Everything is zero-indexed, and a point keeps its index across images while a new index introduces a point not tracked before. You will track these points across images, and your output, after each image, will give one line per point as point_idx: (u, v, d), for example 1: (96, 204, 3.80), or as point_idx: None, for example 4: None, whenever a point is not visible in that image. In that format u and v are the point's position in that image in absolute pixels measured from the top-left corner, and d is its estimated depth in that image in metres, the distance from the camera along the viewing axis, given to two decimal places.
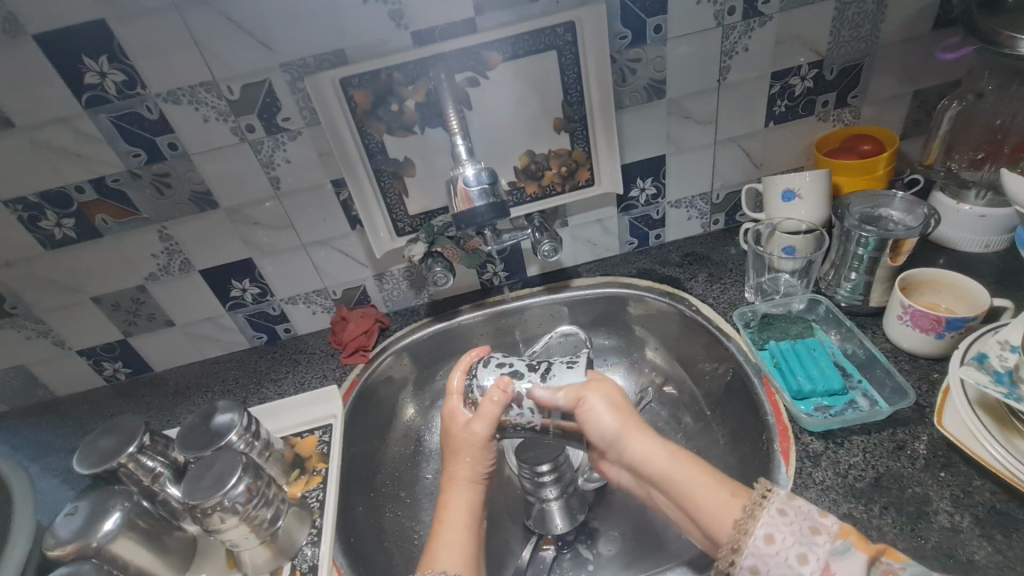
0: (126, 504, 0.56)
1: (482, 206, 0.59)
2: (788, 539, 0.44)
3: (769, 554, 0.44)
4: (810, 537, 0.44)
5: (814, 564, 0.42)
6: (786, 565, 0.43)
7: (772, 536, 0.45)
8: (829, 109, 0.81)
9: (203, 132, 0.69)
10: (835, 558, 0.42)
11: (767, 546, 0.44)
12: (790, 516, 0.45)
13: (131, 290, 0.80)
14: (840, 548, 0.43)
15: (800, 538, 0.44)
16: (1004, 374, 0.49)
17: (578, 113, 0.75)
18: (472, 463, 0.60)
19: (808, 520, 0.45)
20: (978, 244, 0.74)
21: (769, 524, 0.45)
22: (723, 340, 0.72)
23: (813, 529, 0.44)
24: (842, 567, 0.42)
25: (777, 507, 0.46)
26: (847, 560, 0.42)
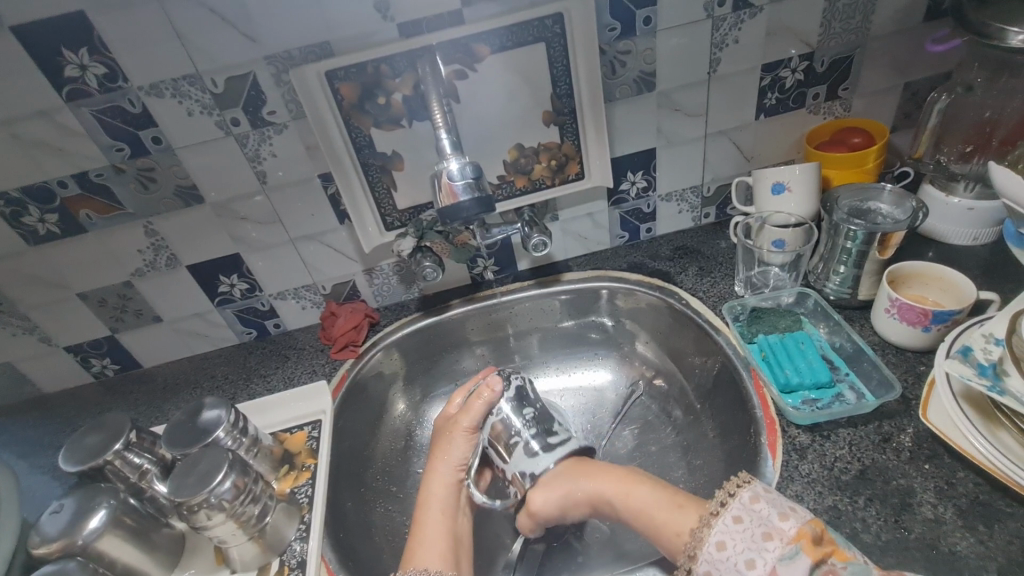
0: (112, 501, 0.56)
1: (467, 200, 0.58)
2: (739, 546, 0.47)
3: (720, 560, 0.47)
4: (761, 542, 0.46)
5: (761, 568, 0.45)
6: (736, 570, 0.46)
7: (724, 543, 0.48)
8: (819, 102, 0.81)
9: (187, 125, 0.68)
10: (783, 562, 0.44)
11: (718, 552, 0.47)
12: (745, 522, 0.47)
13: (118, 286, 0.80)
14: (788, 554, 0.44)
15: (750, 543, 0.46)
16: (988, 367, 0.50)
17: (567, 106, 0.74)
18: (453, 464, 0.67)
19: (762, 526, 0.47)
20: (967, 236, 0.75)
21: (722, 531, 0.48)
22: (712, 334, 0.72)
23: (765, 534, 0.46)
24: (787, 570, 0.43)
25: (733, 513, 0.48)
26: (792, 563, 0.43)
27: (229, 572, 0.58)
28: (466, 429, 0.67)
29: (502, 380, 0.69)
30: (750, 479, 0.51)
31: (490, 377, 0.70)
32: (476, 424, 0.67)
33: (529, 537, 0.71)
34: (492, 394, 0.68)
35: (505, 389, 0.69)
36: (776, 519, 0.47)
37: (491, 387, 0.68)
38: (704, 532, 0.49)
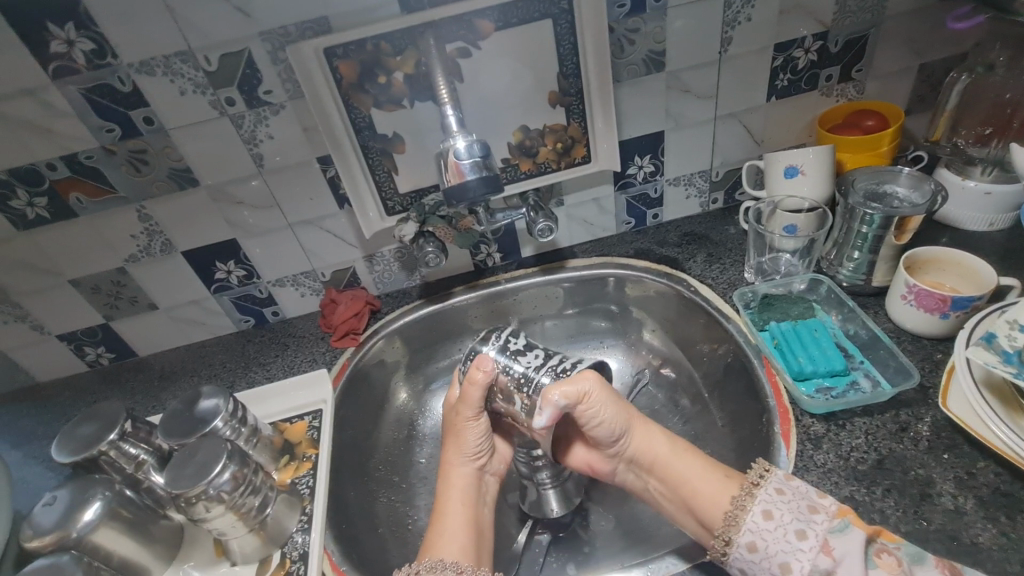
0: (107, 493, 0.54)
1: (473, 180, 0.56)
2: (786, 517, 0.46)
3: (767, 530, 0.46)
4: (808, 514, 0.45)
5: (813, 540, 0.44)
6: (785, 541, 0.45)
7: (770, 513, 0.46)
8: (832, 84, 0.78)
9: (180, 105, 0.66)
10: (833, 535, 0.44)
11: (765, 522, 0.46)
12: (788, 495, 0.47)
13: (111, 273, 0.77)
14: (838, 527, 0.44)
15: (799, 515, 0.45)
16: (1013, 354, 0.48)
17: (574, 86, 0.72)
18: (467, 453, 0.63)
19: (805, 500, 0.47)
20: (983, 222, 0.73)
21: (768, 501, 0.47)
22: (722, 321, 0.71)
23: (811, 507, 0.46)
24: (841, 543, 0.43)
25: (776, 486, 0.48)
26: (845, 536, 0.43)
27: (230, 564, 0.57)
28: (468, 419, 0.62)
29: (495, 359, 0.61)
30: (768, 468, 0.49)
31: (477, 355, 0.62)
32: (476, 414, 0.62)
33: (535, 528, 0.70)
34: (485, 379, 0.60)
35: (501, 367, 0.61)
36: (816, 495, 0.47)
37: (483, 369, 0.61)
38: (745, 508, 0.47)
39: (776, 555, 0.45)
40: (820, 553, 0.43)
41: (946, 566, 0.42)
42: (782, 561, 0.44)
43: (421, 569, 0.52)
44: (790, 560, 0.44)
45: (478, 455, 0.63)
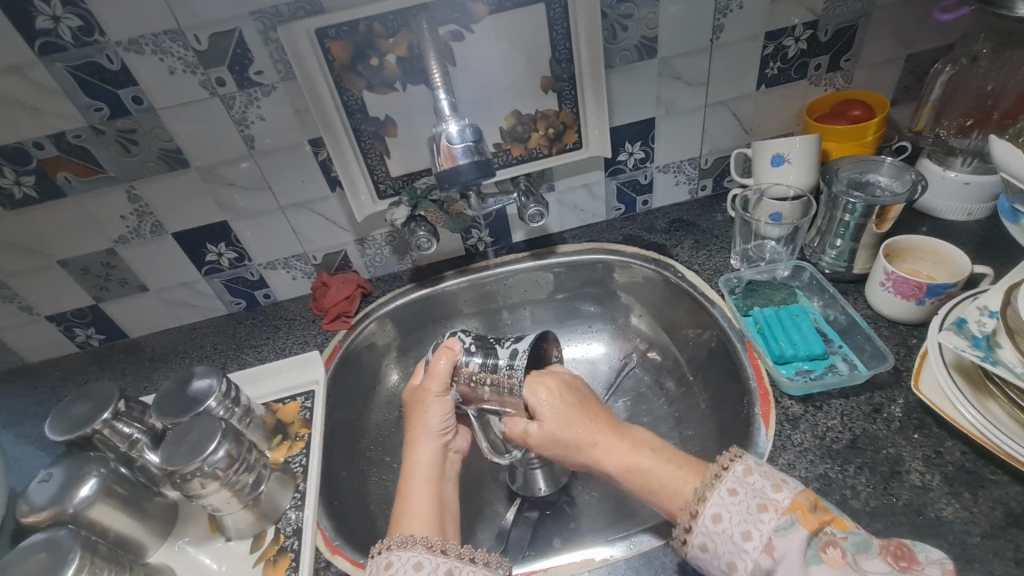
0: (102, 471, 0.55)
1: (465, 164, 0.57)
2: (734, 518, 0.46)
3: (716, 532, 0.46)
4: (756, 514, 0.45)
5: (758, 541, 0.44)
6: (732, 541, 0.45)
7: (720, 516, 0.46)
8: (821, 74, 0.79)
9: (170, 85, 0.65)
10: (778, 534, 0.44)
11: (715, 524, 0.46)
12: (740, 495, 0.47)
13: (100, 254, 0.77)
14: (783, 525, 0.44)
15: (746, 516, 0.45)
16: (982, 339, 0.50)
17: (566, 72, 0.72)
18: (434, 432, 0.62)
19: (756, 498, 0.46)
20: (961, 212, 0.75)
21: (720, 504, 0.47)
22: (707, 306, 0.73)
23: (760, 506, 0.46)
24: (784, 542, 0.43)
25: (729, 486, 0.48)
26: (789, 535, 0.43)
27: (224, 539, 0.58)
28: (434, 398, 0.63)
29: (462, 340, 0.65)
30: (740, 453, 0.50)
31: (447, 338, 0.66)
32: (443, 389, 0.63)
33: (523, 505, 0.72)
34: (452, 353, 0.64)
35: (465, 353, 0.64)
36: (769, 491, 0.46)
37: (450, 347, 0.64)
38: (701, 502, 0.48)
39: (724, 555, 0.45)
40: (763, 552, 0.44)
41: (891, 552, 0.42)
42: (729, 560, 0.45)
43: (392, 545, 0.51)
44: (736, 559, 0.45)
45: (446, 429, 0.63)
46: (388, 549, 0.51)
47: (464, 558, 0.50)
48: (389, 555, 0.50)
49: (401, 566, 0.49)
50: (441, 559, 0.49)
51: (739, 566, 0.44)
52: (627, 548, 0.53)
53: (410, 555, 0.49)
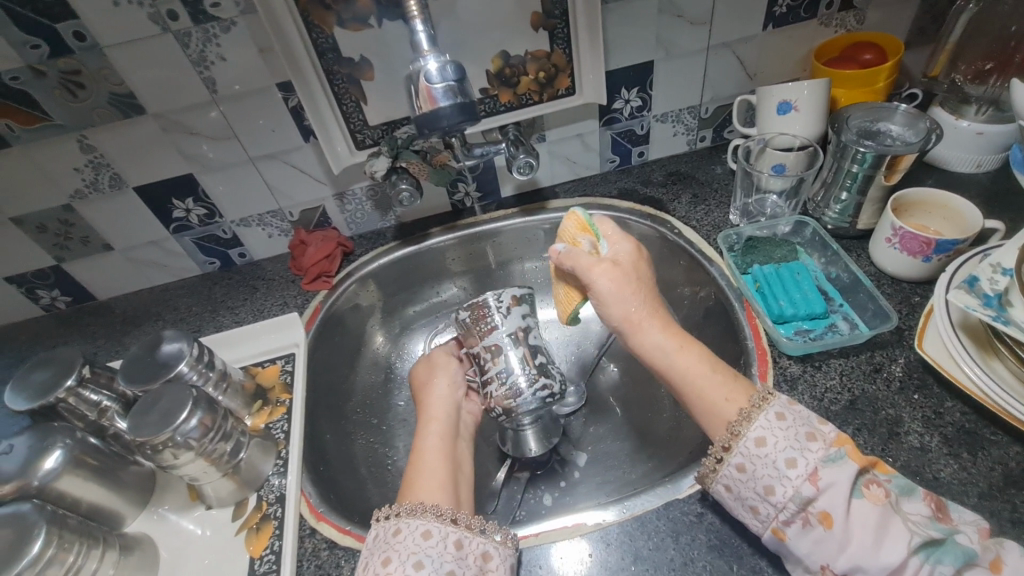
0: (68, 441, 0.52)
1: (447, 107, 0.51)
2: (780, 444, 0.44)
3: (758, 455, 0.44)
4: (805, 443, 0.43)
5: (802, 468, 0.42)
6: (773, 467, 0.43)
7: (765, 439, 0.44)
8: (832, 12, 0.73)
9: (115, 18, 0.58)
10: (825, 464, 0.42)
11: (757, 448, 0.44)
12: (788, 421, 0.45)
13: (57, 210, 0.71)
14: (832, 456, 0.42)
15: (795, 443, 0.43)
16: (994, 297, 0.48)
17: (559, 7, 0.66)
18: (446, 393, 0.63)
19: (806, 427, 0.44)
20: (970, 163, 0.71)
21: (765, 427, 0.45)
22: (705, 264, 0.70)
23: (810, 434, 0.44)
24: (831, 473, 0.41)
25: (777, 411, 0.45)
26: (838, 466, 0.41)
27: (205, 508, 0.56)
28: (448, 365, 0.66)
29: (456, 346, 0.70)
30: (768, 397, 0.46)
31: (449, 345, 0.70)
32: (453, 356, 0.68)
33: (513, 467, 0.71)
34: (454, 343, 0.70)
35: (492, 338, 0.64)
36: (817, 423, 0.45)
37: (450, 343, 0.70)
38: (745, 424, 0.45)
39: (761, 478, 0.43)
40: (806, 480, 0.42)
41: (932, 501, 0.42)
42: (767, 483, 0.43)
43: (401, 512, 0.47)
44: (775, 484, 0.43)
45: (455, 385, 0.64)
46: (396, 515, 0.48)
47: (473, 528, 0.47)
48: (398, 521, 0.47)
49: (410, 533, 0.46)
50: (451, 528, 0.46)
51: (778, 490, 0.42)
52: (620, 512, 0.52)
53: (419, 522, 0.46)
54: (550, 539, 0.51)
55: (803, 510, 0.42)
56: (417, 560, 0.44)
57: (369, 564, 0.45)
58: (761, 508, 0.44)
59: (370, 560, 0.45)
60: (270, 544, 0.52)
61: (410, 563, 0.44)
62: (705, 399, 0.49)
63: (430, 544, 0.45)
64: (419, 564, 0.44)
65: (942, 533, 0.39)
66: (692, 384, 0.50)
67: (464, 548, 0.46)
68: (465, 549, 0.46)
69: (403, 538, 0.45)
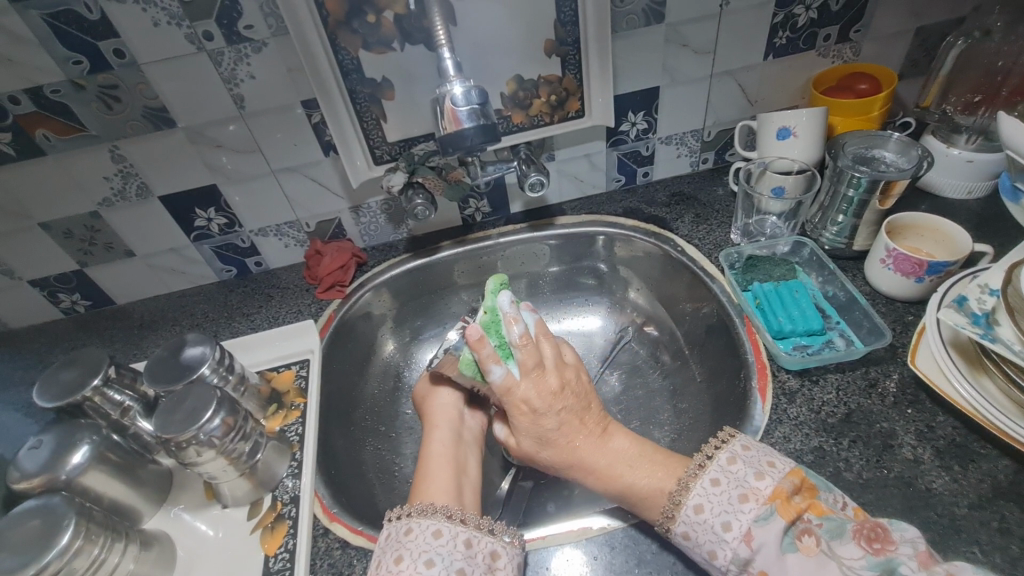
0: (94, 437, 0.54)
1: (471, 128, 0.54)
2: (716, 509, 0.46)
3: (697, 522, 0.46)
4: (738, 504, 0.45)
5: (737, 531, 0.44)
6: (712, 531, 0.45)
7: (701, 506, 0.46)
8: (830, 44, 0.77)
9: (155, 38, 0.62)
10: (758, 524, 0.44)
11: (696, 515, 0.46)
12: (723, 485, 0.47)
13: (84, 217, 0.74)
14: (763, 515, 0.44)
15: (728, 506, 0.46)
16: (981, 316, 0.50)
17: (571, 35, 0.70)
18: (450, 403, 0.65)
19: (738, 488, 0.46)
20: (961, 190, 0.75)
21: (700, 494, 0.47)
22: (707, 281, 0.72)
23: (742, 496, 0.45)
24: (762, 532, 0.43)
25: (711, 476, 0.48)
26: (767, 525, 0.43)
27: (221, 506, 0.58)
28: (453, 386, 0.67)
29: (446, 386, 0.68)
30: (731, 436, 0.50)
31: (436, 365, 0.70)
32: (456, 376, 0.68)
33: (518, 476, 0.72)
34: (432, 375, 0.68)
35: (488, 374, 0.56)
36: (752, 480, 0.46)
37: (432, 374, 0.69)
38: (683, 492, 0.48)
39: (704, 543, 0.46)
40: (742, 542, 0.44)
41: (866, 533, 0.42)
42: (710, 549, 0.45)
43: (412, 513, 0.50)
44: (717, 548, 0.45)
45: (460, 397, 0.66)
46: (408, 515, 0.50)
47: (482, 528, 0.50)
48: (409, 521, 0.49)
49: (421, 533, 0.48)
50: (460, 528, 0.49)
51: (720, 554, 0.45)
52: (625, 517, 0.54)
53: (430, 523, 0.49)
54: (557, 541, 0.53)
55: (745, 570, 0.44)
56: (428, 558, 0.46)
57: (381, 561, 0.47)
58: (714, 569, 0.46)
59: (382, 558, 0.47)
60: (284, 542, 0.54)
61: (421, 562, 0.46)
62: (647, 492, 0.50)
63: (440, 543, 0.47)
64: (430, 561, 0.46)
65: (875, 574, 0.39)
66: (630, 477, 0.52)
67: (474, 546, 0.48)
68: (475, 547, 0.48)
69: (415, 537, 0.47)
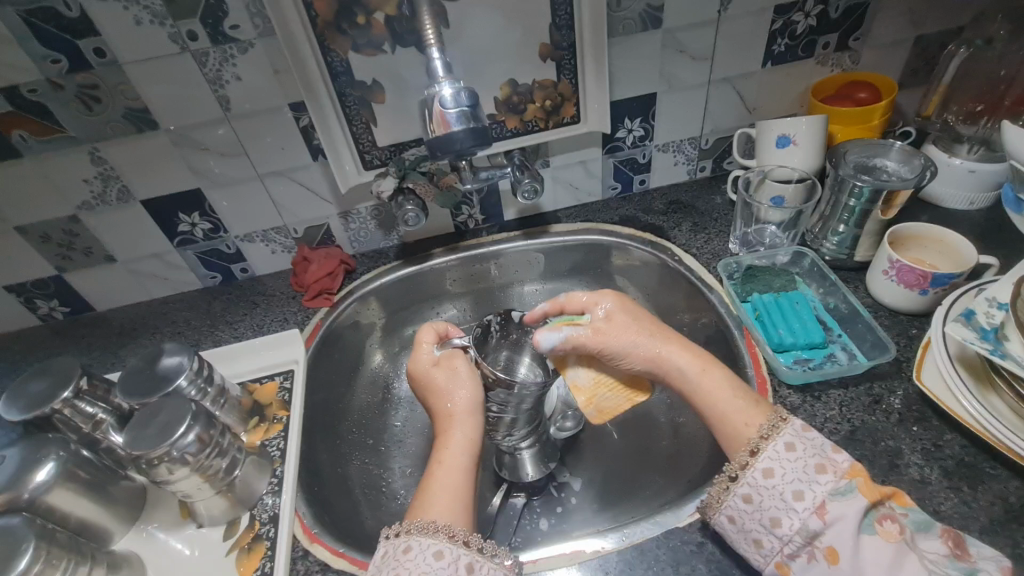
0: (61, 453, 0.51)
1: (460, 131, 0.52)
2: (788, 474, 0.44)
3: (765, 486, 0.44)
4: (813, 475, 0.43)
5: (809, 502, 0.42)
6: (781, 498, 0.43)
7: (772, 470, 0.44)
8: (828, 53, 0.76)
9: (136, 37, 0.59)
10: (834, 498, 0.42)
11: (765, 479, 0.44)
12: (798, 450, 0.45)
13: (63, 221, 0.72)
14: (842, 489, 0.42)
15: (802, 476, 0.43)
16: (990, 331, 0.48)
17: (566, 39, 0.68)
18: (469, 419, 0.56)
19: (816, 457, 0.44)
20: (963, 200, 0.73)
21: (773, 457, 0.45)
22: (704, 291, 0.71)
23: (819, 466, 0.43)
24: (838, 507, 0.41)
25: (786, 440, 0.45)
26: (846, 500, 0.41)
27: (196, 526, 0.55)
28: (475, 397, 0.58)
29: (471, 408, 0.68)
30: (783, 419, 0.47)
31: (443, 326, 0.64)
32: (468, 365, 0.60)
33: (510, 491, 0.70)
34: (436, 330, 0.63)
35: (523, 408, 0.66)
36: (829, 451, 0.44)
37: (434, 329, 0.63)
38: (763, 443, 0.46)
39: (769, 509, 0.44)
40: (813, 514, 0.42)
41: (951, 538, 0.40)
42: (774, 516, 0.43)
43: (411, 529, 0.46)
44: (782, 516, 0.43)
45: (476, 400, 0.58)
46: (407, 532, 0.46)
47: (485, 552, 0.46)
48: (408, 538, 0.45)
49: (421, 555, 0.44)
50: (463, 551, 0.45)
51: (785, 523, 0.43)
52: (620, 540, 0.51)
53: (430, 543, 0.45)
54: (548, 565, 0.50)
55: (810, 544, 0.42)
56: None
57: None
58: (766, 541, 0.44)
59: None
60: (261, 565, 0.51)
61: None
62: (719, 415, 0.50)
63: (442, 565, 0.44)
64: None
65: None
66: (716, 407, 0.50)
67: (476, 571, 0.44)
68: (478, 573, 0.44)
69: (413, 558, 0.44)
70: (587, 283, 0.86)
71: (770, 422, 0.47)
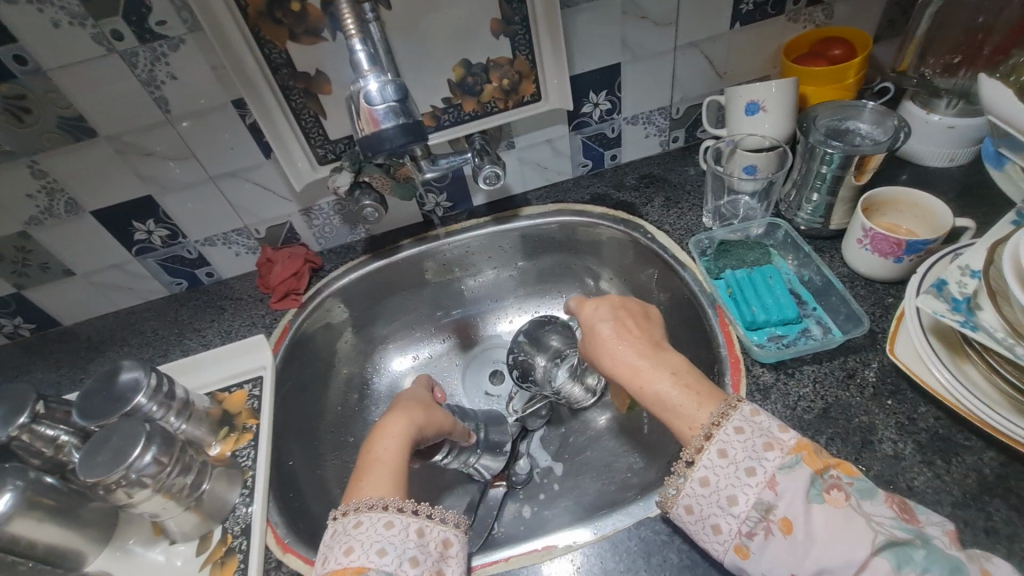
0: (19, 483, 0.50)
1: (390, 128, 0.50)
2: (722, 482, 0.43)
3: (702, 495, 0.44)
4: (761, 452, 0.43)
5: (761, 476, 0.42)
6: (717, 505, 0.43)
7: (708, 479, 0.44)
8: (800, 9, 0.72)
9: (57, 40, 0.56)
10: (782, 472, 0.42)
11: (702, 488, 0.44)
12: (746, 433, 0.44)
13: (12, 238, 0.69)
14: (789, 463, 0.42)
15: (751, 453, 0.43)
16: (963, 301, 0.47)
17: (518, 13, 0.64)
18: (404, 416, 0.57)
19: (763, 436, 0.44)
20: (943, 157, 0.70)
21: (707, 467, 0.44)
22: (678, 269, 0.69)
23: (766, 444, 0.43)
24: (788, 479, 0.41)
25: (735, 424, 0.45)
26: (794, 472, 0.41)
27: (168, 543, 0.54)
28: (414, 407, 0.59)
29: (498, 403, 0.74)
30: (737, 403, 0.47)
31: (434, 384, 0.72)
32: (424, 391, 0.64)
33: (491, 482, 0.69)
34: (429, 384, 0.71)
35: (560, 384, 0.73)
36: (776, 431, 0.44)
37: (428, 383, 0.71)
38: (714, 432, 0.45)
39: (708, 517, 0.43)
40: (765, 487, 0.42)
41: (896, 503, 0.41)
42: (714, 522, 0.43)
43: (360, 506, 0.46)
44: (720, 522, 0.43)
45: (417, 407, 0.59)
46: (354, 510, 0.46)
47: (434, 516, 0.47)
48: (358, 514, 0.45)
49: (372, 526, 0.44)
50: (412, 518, 0.46)
51: (724, 528, 0.43)
52: (595, 532, 0.51)
53: (379, 515, 0.45)
54: (522, 564, 0.50)
55: (766, 518, 0.41)
56: (381, 548, 0.43)
57: (328, 557, 0.44)
58: (724, 525, 0.43)
59: (328, 554, 0.44)
60: None
61: (374, 551, 0.43)
62: (674, 407, 0.49)
63: (392, 533, 0.44)
64: (381, 552, 0.43)
65: (908, 534, 0.38)
66: (669, 395, 0.50)
67: (426, 535, 0.45)
68: (427, 536, 0.46)
69: (365, 528, 0.44)
70: (561, 267, 0.84)
71: (719, 409, 0.47)
